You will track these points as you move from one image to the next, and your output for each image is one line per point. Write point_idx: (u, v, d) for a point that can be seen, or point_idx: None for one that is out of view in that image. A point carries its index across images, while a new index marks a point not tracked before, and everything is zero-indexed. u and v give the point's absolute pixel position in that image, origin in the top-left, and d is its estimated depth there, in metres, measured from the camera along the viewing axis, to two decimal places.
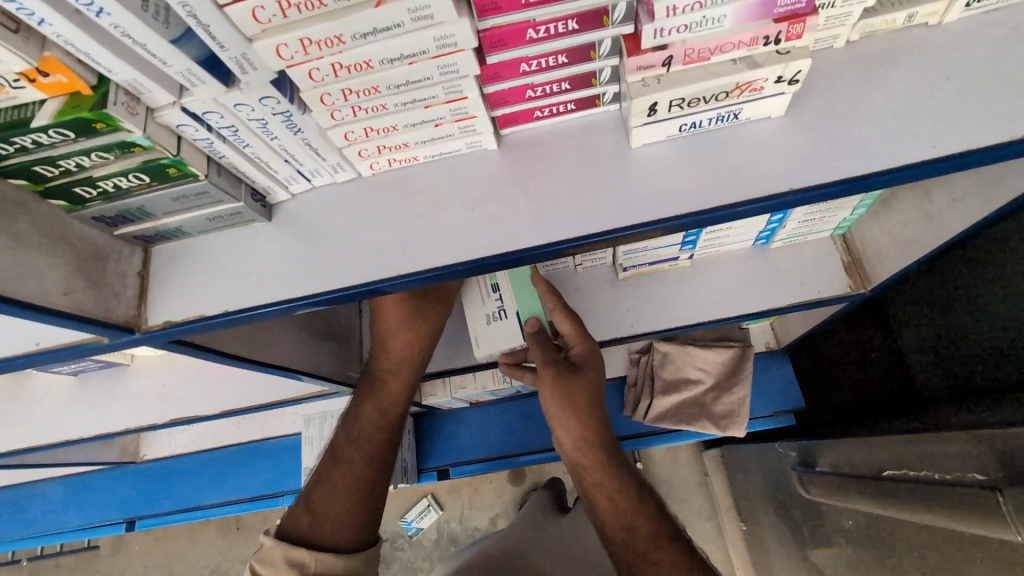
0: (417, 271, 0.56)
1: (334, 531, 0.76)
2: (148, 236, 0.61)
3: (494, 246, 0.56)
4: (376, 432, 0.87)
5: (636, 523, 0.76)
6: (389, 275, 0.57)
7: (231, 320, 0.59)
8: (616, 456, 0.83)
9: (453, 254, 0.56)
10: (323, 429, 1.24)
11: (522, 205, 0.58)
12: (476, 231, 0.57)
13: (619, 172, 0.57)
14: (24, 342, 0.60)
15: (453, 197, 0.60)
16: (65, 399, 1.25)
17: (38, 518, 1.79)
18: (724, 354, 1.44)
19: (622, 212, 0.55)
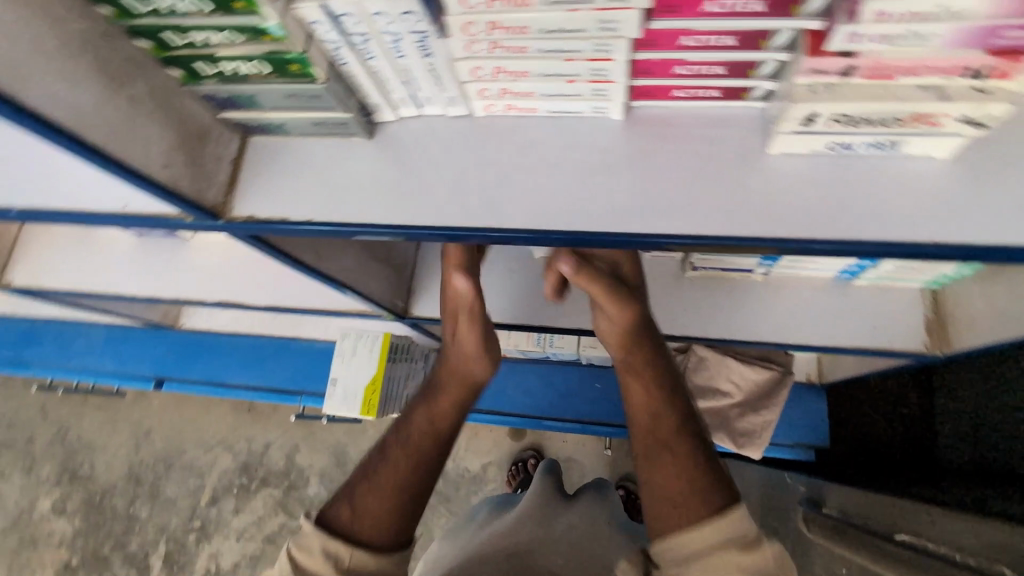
0: (506, 228, 0.54)
1: (376, 530, 0.67)
2: (248, 125, 0.60)
3: (594, 222, 0.53)
4: (428, 439, 0.76)
5: (658, 410, 0.70)
6: (470, 227, 0.55)
7: (312, 232, 0.58)
8: (650, 342, 0.76)
9: (548, 221, 0.54)
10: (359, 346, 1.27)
11: (630, 185, 0.54)
12: (578, 200, 0.54)
13: (745, 176, 0.53)
14: (113, 203, 0.62)
15: (561, 159, 0.57)
16: (125, 256, 1.31)
17: (77, 354, 1.92)
18: (761, 374, 1.42)
19: (738, 219, 0.51)
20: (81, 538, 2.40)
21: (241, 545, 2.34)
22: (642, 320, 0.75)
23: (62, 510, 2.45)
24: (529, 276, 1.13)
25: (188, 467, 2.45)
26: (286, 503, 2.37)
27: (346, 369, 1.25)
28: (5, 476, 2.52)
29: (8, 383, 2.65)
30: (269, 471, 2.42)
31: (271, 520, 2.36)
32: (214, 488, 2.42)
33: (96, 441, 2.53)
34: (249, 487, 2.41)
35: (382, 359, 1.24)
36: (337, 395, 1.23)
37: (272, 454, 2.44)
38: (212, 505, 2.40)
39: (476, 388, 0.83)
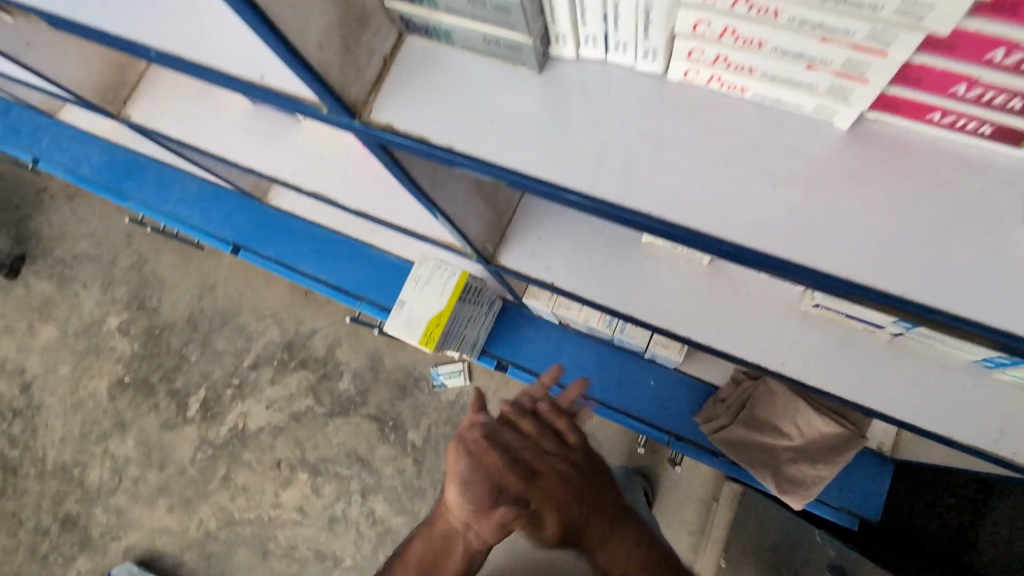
0: (672, 218, 0.52)
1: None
2: (413, 24, 0.54)
3: (768, 240, 0.51)
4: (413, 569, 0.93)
5: None
6: (651, 212, 0.52)
7: (451, 161, 0.54)
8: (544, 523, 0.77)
9: (720, 223, 0.51)
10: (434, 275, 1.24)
11: (848, 211, 0.51)
12: (783, 213, 0.51)
13: (964, 237, 0.49)
14: (247, 70, 0.58)
15: (770, 157, 0.52)
16: (233, 121, 1.30)
17: (171, 199, 2.01)
18: (831, 429, 1.31)
19: (941, 283, 0.49)
20: (137, 362, 2.63)
21: (269, 413, 2.50)
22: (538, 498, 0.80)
23: (126, 331, 2.67)
24: (629, 260, 1.04)
25: (240, 328, 2.60)
26: (317, 389, 2.49)
27: (414, 295, 1.23)
28: (86, 286, 2.75)
29: (104, 203, 2.83)
30: (309, 355, 2.53)
31: (300, 399, 2.50)
32: (258, 355, 2.57)
33: (167, 279, 2.70)
34: (288, 364, 2.54)
35: (453, 296, 1.24)
36: (399, 318, 1.23)
37: (316, 340, 2.55)
38: (253, 369, 2.55)
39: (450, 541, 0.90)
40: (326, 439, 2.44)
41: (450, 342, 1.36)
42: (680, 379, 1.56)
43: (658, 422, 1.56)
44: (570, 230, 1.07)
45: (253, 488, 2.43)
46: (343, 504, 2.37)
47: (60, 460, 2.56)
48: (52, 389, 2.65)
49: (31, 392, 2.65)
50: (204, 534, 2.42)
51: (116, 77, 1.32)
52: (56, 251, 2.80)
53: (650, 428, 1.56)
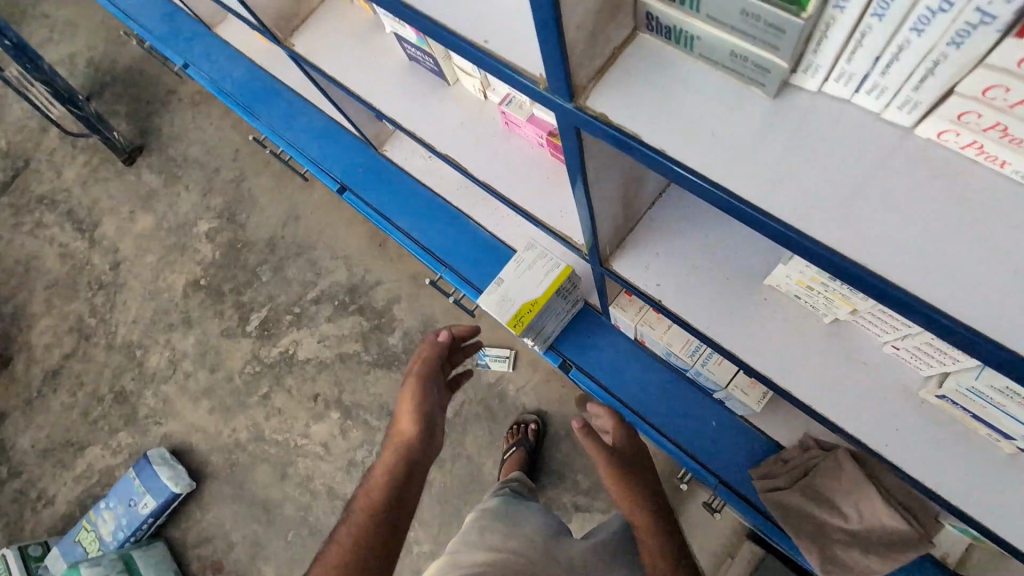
0: (875, 271, 0.50)
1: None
2: (660, 23, 0.58)
3: (969, 312, 0.48)
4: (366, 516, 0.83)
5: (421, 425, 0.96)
6: (851, 257, 0.51)
7: (658, 163, 0.57)
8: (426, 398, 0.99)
9: (928, 288, 0.49)
10: (538, 262, 1.27)
11: None
12: (996, 289, 0.48)
13: None
14: (476, 31, 0.64)
15: (1002, 235, 0.50)
16: (383, 67, 1.36)
17: (296, 129, 2.12)
18: (898, 524, 1.25)
19: None
20: (215, 269, 2.79)
21: (319, 347, 2.60)
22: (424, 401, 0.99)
23: (212, 238, 2.84)
24: (751, 299, 1.02)
25: (313, 262, 2.72)
26: (367, 337, 2.57)
27: (515, 277, 1.26)
28: (187, 188, 2.94)
29: (222, 118, 3.02)
30: (368, 303, 2.62)
31: (349, 343, 2.59)
32: (322, 291, 2.67)
33: (259, 200, 2.85)
34: (348, 307, 2.63)
35: (551, 286, 1.25)
36: (494, 294, 1.25)
37: (379, 291, 2.63)
38: (314, 304, 2.66)
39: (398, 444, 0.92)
40: (364, 386, 2.52)
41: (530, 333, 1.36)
42: (742, 426, 1.52)
43: (709, 463, 1.52)
44: (691, 253, 1.06)
45: (287, 412, 2.55)
46: (365, 452, 2.45)
47: (128, 338, 2.77)
48: (136, 273, 2.86)
49: (119, 272, 2.87)
50: (235, 442, 2.55)
51: (294, 7, 1.39)
52: (171, 150, 3.01)
53: (699, 466, 1.52)
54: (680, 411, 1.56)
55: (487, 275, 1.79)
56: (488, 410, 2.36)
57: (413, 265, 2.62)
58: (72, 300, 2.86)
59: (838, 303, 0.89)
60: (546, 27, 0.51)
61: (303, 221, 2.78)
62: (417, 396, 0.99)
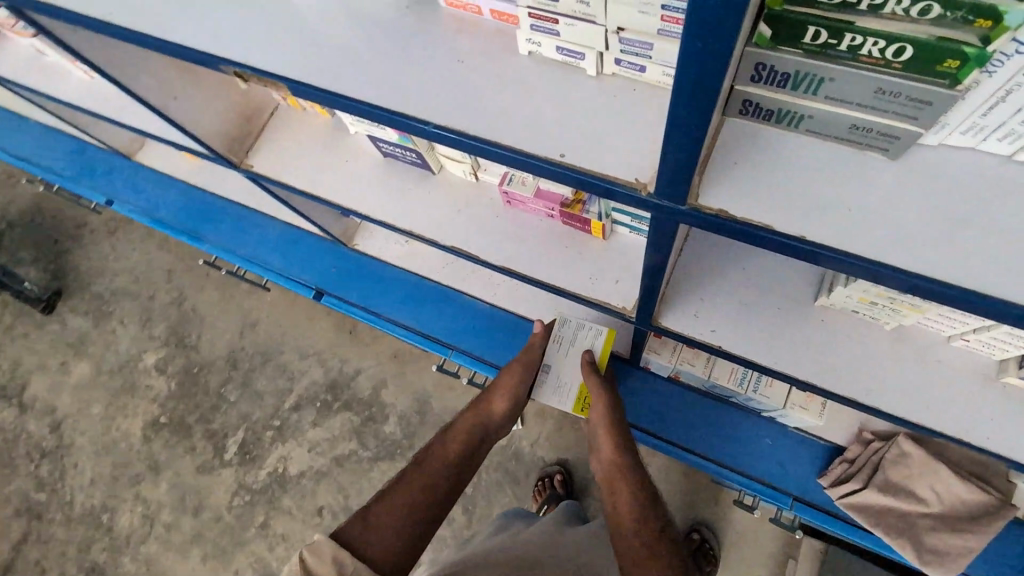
0: None
1: (396, 528, 0.81)
2: (758, 108, 0.56)
3: None
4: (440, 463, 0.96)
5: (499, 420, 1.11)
6: None
7: (793, 247, 0.53)
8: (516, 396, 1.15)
9: None
10: (577, 334, 1.23)
11: None
12: None
13: None
14: (549, 147, 0.56)
15: None
16: (358, 166, 1.28)
17: (252, 243, 1.98)
18: (976, 496, 1.27)
19: None
20: (172, 401, 2.53)
21: (311, 457, 2.39)
22: (514, 398, 1.15)
23: (163, 370, 2.59)
24: (811, 324, 1.00)
25: (282, 367, 2.53)
26: (361, 432, 2.40)
27: (563, 359, 1.22)
28: (123, 323, 2.68)
29: (145, 239, 2.80)
30: (353, 397, 2.45)
31: (343, 443, 2.40)
32: (300, 395, 2.48)
33: (208, 317, 2.65)
34: (332, 405, 2.45)
35: (602, 359, 1.19)
36: (546, 385, 1.21)
37: (361, 380, 2.47)
38: (294, 411, 2.46)
39: (480, 429, 1.07)
40: (370, 486, 2.33)
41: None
42: (797, 437, 1.49)
43: (780, 483, 1.48)
44: (738, 292, 1.04)
45: (293, 537, 2.29)
46: None
47: (87, 505, 2.43)
48: (82, 429, 2.54)
49: (61, 433, 2.54)
50: None
51: (243, 127, 1.30)
52: (93, 286, 2.74)
53: (771, 489, 1.48)
54: (733, 438, 1.52)
55: (494, 346, 1.71)
56: (508, 475, 2.21)
57: (390, 344, 2.50)
58: (12, 479, 2.50)
59: (906, 311, 0.90)
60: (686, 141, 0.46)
61: (261, 328, 2.59)
62: (511, 382, 1.16)
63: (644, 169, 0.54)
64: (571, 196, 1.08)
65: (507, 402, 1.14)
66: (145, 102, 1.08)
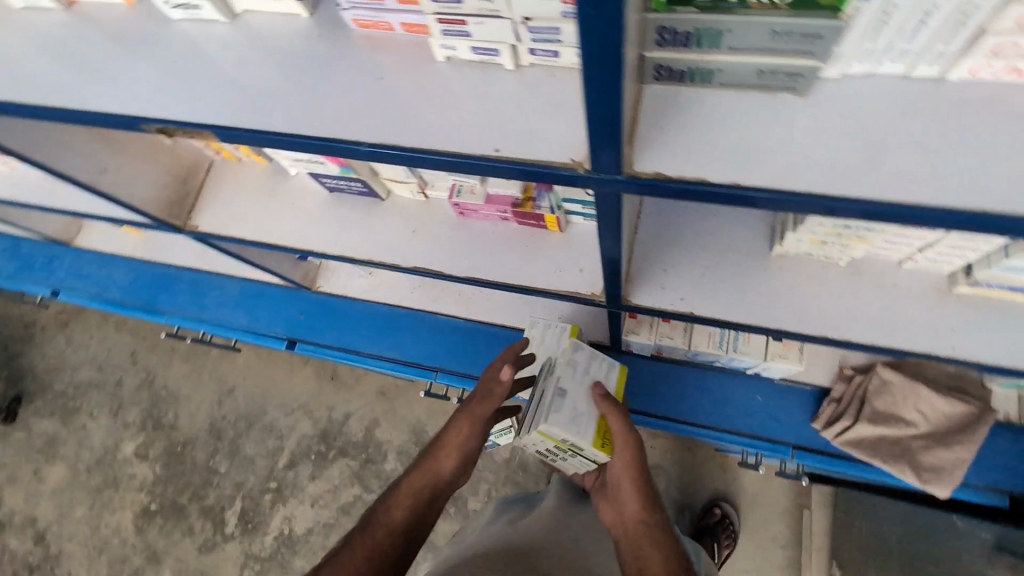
0: (979, 209, 0.50)
1: None
2: (672, 71, 0.58)
3: None
4: (383, 537, 0.93)
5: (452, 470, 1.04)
6: (962, 206, 0.51)
7: (729, 195, 0.55)
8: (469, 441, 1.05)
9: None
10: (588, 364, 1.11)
11: None
12: None
13: None
14: (481, 144, 0.57)
15: None
16: (306, 206, 1.27)
17: (214, 305, 1.93)
18: (958, 408, 1.32)
19: None
20: (161, 485, 2.43)
21: (315, 512, 2.32)
22: (466, 444, 1.05)
23: (144, 455, 2.49)
24: (770, 274, 1.03)
25: (269, 427, 2.46)
26: (362, 475, 2.35)
27: (574, 390, 1.05)
28: (93, 415, 2.57)
29: (102, 325, 2.70)
30: (348, 441, 2.40)
31: (346, 491, 2.34)
32: (292, 451, 2.41)
33: (182, 391, 2.56)
34: (327, 455, 2.39)
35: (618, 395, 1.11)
36: (565, 411, 1.00)
37: (352, 423, 2.42)
38: (290, 468, 2.39)
39: (431, 486, 1.01)
40: None
41: (580, 457, 1.09)
42: (784, 388, 1.52)
43: (778, 436, 1.51)
44: (697, 256, 1.06)
45: None
46: None
47: None
48: (69, 534, 2.41)
49: (47, 543, 2.41)
50: None
51: (180, 189, 1.28)
52: (55, 384, 2.63)
53: (772, 444, 1.52)
54: (723, 401, 1.54)
55: (477, 361, 1.70)
56: (517, 487, 2.19)
57: (375, 380, 2.46)
58: None
59: (854, 243, 0.93)
60: (606, 112, 0.47)
61: (240, 392, 2.52)
62: (463, 429, 1.05)
63: (577, 149, 0.56)
64: (521, 195, 1.08)
65: (460, 451, 1.04)
66: (73, 181, 1.05)
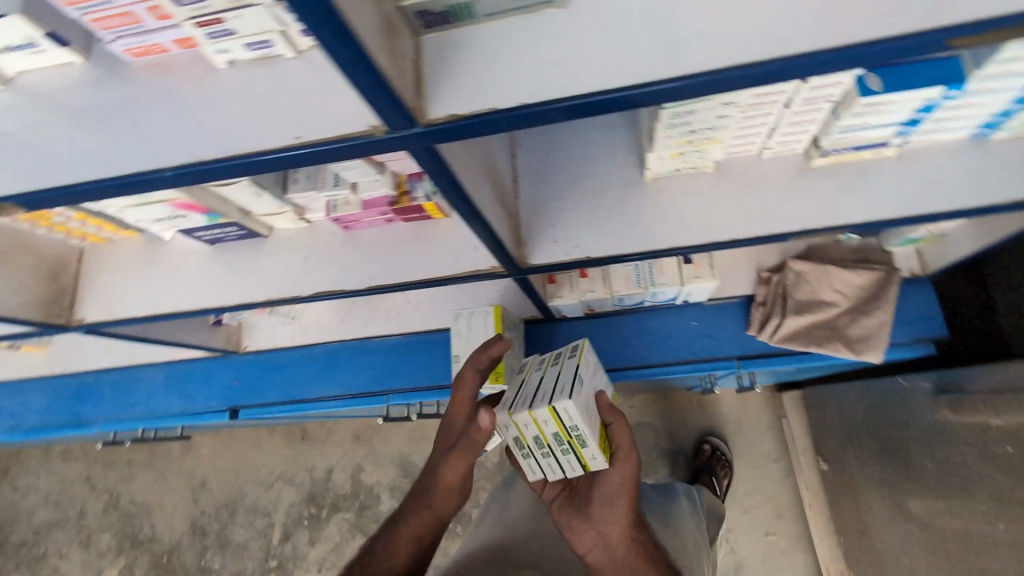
0: (743, 62, 0.53)
1: None
2: (433, 15, 0.58)
3: (823, 35, 0.52)
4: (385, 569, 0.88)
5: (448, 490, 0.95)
6: (728, 65, 0.53)
7: (524, 116, 0.56)
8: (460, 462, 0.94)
9: (785, 45, 0.53)
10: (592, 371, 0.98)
11: None
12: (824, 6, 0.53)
13: None
14: (281, 135, 0.57)
15: None
16: (198, 265, 1.22)
17: (143, 399, 1.83)
18: (867, 277, 1.41)
19: None
20: None
21: None
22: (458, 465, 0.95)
23: None
24: (645, 198, 1.07)
25: (252, 507, 2.35)
26: (361, 525, 2.24)
27: (588, 380, 0.94)
28: (62, 555, 2.40)
29: (46, 460, 2.55)
30: (337, 496, 2.30)
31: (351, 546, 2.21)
32: (282, 524, 2.31)
33: (149, 500, 2.43)
34: (320, 515, 2.29)
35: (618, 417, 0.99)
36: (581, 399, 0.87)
37: (337, 476, 2.33)
38: (286, 541, 2.29)
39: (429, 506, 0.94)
40: None
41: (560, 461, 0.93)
42: (714, 307, 1.57)
43: (719, 352, 1.55)
44: (578, 201, 1.08)
45: None
46: None
47: None
48: None
49: None
50: None
51: (54, 285, 1.21)
52: (13, 536, 2.47)
53: (713, 361, 1.55)
54: (662, 336, 1.58)
55: (424, 372, 1.64)
56: None
57: (349, 426, 2.39)
58: None
59: (709, 146, 0.97)
60: (352, 61, 0.47)
61: (212, 483, 2.41)
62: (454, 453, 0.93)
63: (370, 114, 0.56)
64: (394, 192, 1.06)
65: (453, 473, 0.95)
66: None
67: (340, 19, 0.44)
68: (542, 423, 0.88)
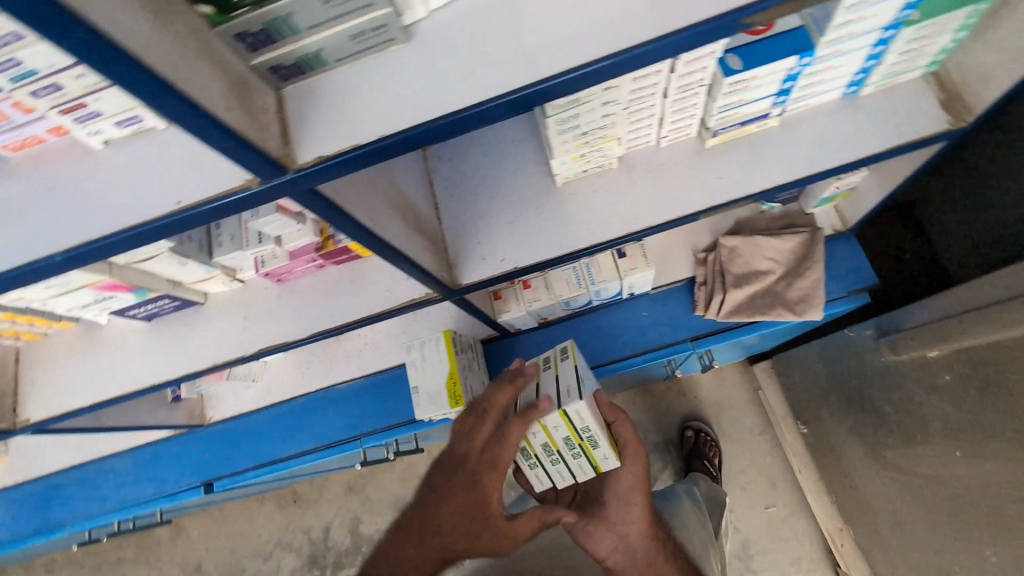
0: (571, 67, 0.58)
1: None
2: (287, 68, 0.61)
3: (635, 29, 0.57)
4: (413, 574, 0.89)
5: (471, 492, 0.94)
6: (558, 71, 0.58)
7: (383, 147, 0.60)
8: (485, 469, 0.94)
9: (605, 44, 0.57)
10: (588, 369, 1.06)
11: None
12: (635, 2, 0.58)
13: None
14: (163, 202, 0.59)
15: None
16: (140, 344, 1.21)
17: (114, 491, 1.78)
18: (793, 241, 1.47)
19: None
20: None
21: None
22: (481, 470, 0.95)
23: None
24: (560, 202, 1.11)
25: None
26: None
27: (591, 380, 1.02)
28: None
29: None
30: (337, 553, 2.26)
31: None
32: None
33: None
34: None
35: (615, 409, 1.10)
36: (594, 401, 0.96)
37: (334, 533, 2.28)
38: None
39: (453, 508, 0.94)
40: None
41: (571, 461, 1.04)
42: (661, 294, 1.60)
43: (674, 337, 1.59)
44: (496, 216, 1.12)
45: None
46: None
47: None
48: None
49: None
50: None
51: None
52: None
53: (670, 347, 1.58)
54: (618, 332, 1.61)
55: (393, 410, 1.63)
56: None
57: (340, 479, 2.33)
58: None
59: (606, 144, 1.02)
60: (193, 122, 0.50)
61: (206, 565, 2.33)
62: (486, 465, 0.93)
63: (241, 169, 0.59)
64: (319, 237, 1.10)
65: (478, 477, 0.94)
66: None
67: (169, 87, 0.47)
68: (554, 429, 0.98)
